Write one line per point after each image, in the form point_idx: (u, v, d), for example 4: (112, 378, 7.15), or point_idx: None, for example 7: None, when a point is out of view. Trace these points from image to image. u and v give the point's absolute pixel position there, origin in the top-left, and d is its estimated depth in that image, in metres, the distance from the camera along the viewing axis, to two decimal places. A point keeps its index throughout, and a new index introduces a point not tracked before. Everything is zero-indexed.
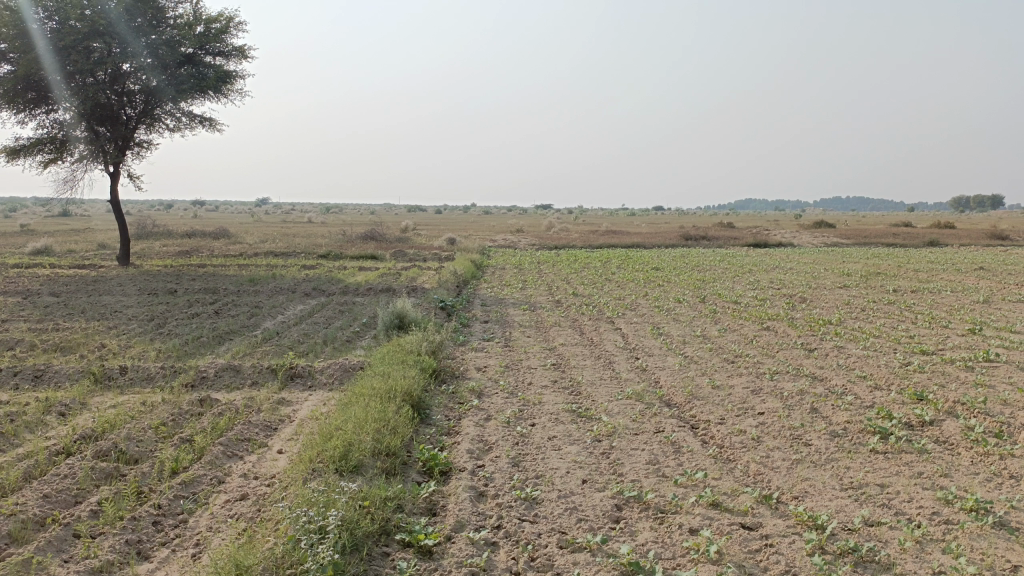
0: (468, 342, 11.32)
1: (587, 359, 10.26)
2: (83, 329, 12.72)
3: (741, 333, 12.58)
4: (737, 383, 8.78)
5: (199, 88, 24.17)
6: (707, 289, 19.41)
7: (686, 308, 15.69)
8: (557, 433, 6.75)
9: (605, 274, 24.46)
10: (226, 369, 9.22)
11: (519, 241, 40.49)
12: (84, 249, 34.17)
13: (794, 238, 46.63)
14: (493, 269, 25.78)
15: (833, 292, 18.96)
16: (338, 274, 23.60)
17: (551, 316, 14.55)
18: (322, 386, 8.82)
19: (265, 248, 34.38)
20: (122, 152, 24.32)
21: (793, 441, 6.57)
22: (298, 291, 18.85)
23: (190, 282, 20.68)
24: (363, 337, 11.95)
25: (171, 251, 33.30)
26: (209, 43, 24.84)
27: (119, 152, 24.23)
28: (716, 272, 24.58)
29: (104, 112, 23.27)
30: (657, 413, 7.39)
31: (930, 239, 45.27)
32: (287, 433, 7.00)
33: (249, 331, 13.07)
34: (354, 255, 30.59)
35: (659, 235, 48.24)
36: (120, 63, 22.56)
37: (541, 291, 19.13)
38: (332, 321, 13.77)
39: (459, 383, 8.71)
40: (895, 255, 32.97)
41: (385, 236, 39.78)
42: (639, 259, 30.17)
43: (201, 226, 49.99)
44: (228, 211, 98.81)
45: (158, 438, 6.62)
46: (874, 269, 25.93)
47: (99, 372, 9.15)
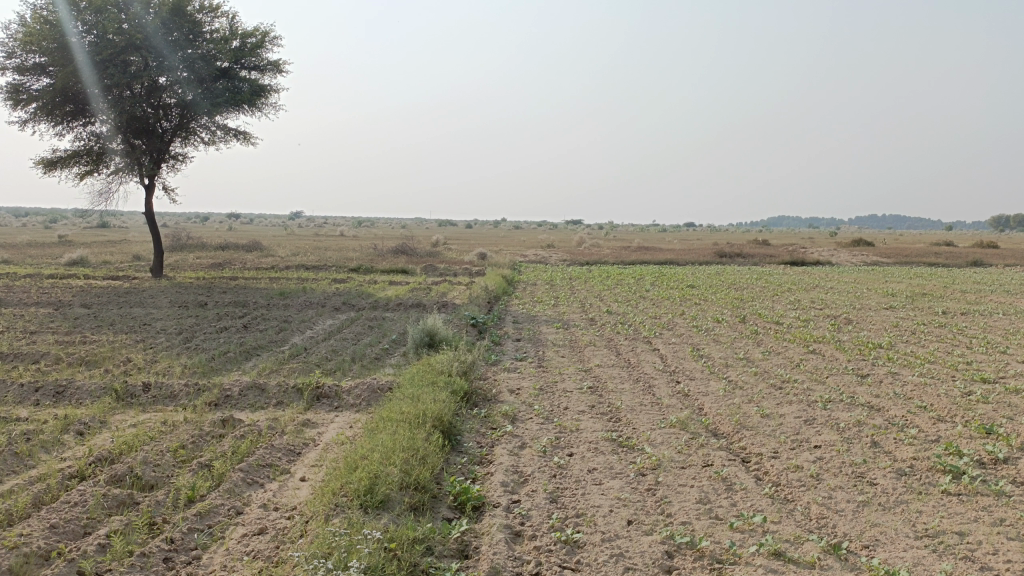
0: (500, 362, 10.90)
1: (626, 382, 9.78)
2: (109, 343, 12.52)
3: (786, 356, 12.00)
4: (788, 412, 8.25)
5: (233, 102, 24.23)
6: (746, 309, 18.79)
7: (726, 328, 15.12)
8: (598, 466, 6.29)
9: (639, 291, 23.91)
10: (251, 388, 8.90)
11: (550, 256, 40.06)
12: (118, 261, 34.43)
13: (832, 256, 45.65)
14: (525, 285, 25.39)
15: (878, 313, 18.25)
16: (369, 289, 23.38)
17: (586, 335, 14.08)
18: (349, 407, 8.46)
19: (296, 261, 34.34)
20: (156, 165, 24.39)
21: (856, 480, 6.04)
22: (327, 305, 18.60)
23: (221, 295, 20.56)
24: (392, 355, 11.58)
25: (204, 263, 33.41)
26: (244, 57, 24.94)
27: (154, 164, 24.31)
28: (754, 291, 23.90)
29: (139, 124, 23.41)
30: (705, 444, 6.89)
31: (975, 258, 43.94)
32: (311, 459, 6.62)
33: (276, 346, 12.78)
34: (385, 269, 30.39)
35: (693, 251, 47.48)
36: (156, 77, 22.67)
37: (573, 308, 18.67)
38: (361, 338, 13.43)
39: (492, 407, 8.28)
40: (939, 275, 31.93)
41: (416, 251, 39.61)
42: (673, 277, 29.57)
43: (234, 239, 50.29)
44: (261, 224, 99.75)
45: (176, 463, 6.29)
46: (919, 289, 25.06)
47: (121, 389, 8.89)
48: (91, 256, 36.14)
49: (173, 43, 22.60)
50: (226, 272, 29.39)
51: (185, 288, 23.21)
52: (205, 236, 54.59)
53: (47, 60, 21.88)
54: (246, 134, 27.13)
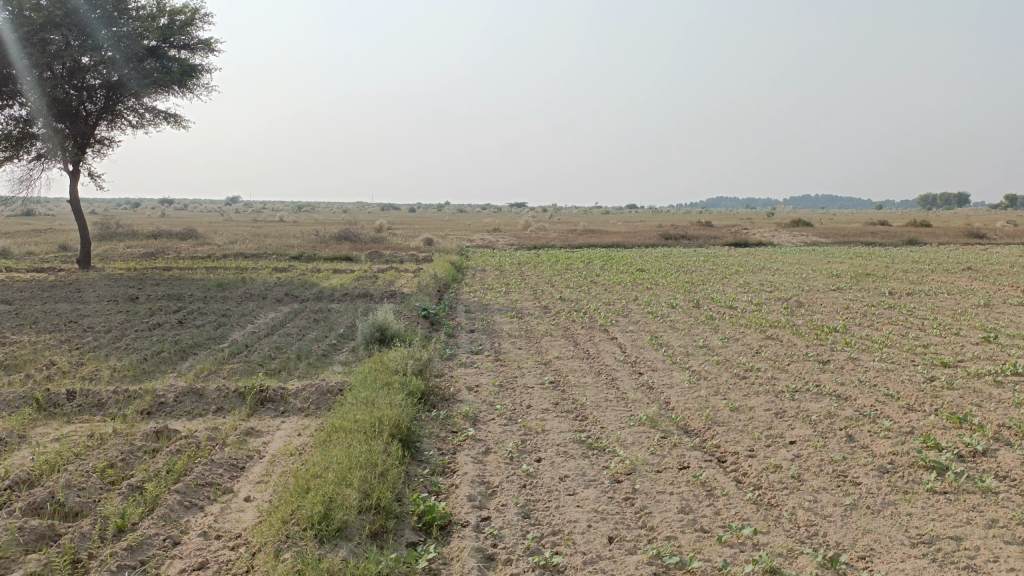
0: (456, 357, 10.41)
1: (588, 376, 9.42)
2: (30, 344, 11.58)
3: (745, 342, 11.83)
4: (757, 403, 8.01)
5: (164, 83, 22.98)
6: (698, 293, 18.68)
7: (681, 314, 14.93)
8: (570, 473, 5.90)
9: (590, 276, 23.64)
10: (187, 393, 8.23)
11: (497, 240, 39.57)
12: (44, 251, 32.66)
13: (774, 236, 46.36)
14: (474, 271, 24.89)
15: (828, 295, 18.35)
16: (312, 278, 22.58)
17: (541, 324, 13.69)
18: (296, 412, 7.88)
19: (235, 249, 33.09)
20: (82, 150, 22.99)
21: (838, 480, 5.78)
22: (268, 297, 17.77)
23: (154, 288, 19.53)
24: (340, 351, 10.97)
25: (136, 253, 31.92)
26: (173, 36, 23.66)
27: (79, 149, 22.90)
28: (703, 274, 23.88)
29: (63, 107, 22.00)
30: (678, 444, 6.56)
31: (909, 237, 45.14)
32: (256, 475, 6.06)
33: (215, 344, 12.03)
34: (328, 256, 29.48)
35: (639, 234, 47.59)
36: (79, 57, 21.28)
37: (525, 295, 18.27)
38: (306, 332, 12.76)
39: (451, 408, 7.81)
40: (878, 255, 32.59)
41: (360, 237, 38.65)
42: (622, 260, 29.46)
43: (167, 227, 48.39)
44: (197, 210, 96.64)
45: (103, 485, 5.65)
46: (863, 269, 25.43)
47: (42, 398, 8.11)
48: (12, 246, 34.16)
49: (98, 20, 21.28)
50: (160, 262, 28.10)
51: (116, 280, 22.04)
52: (138, 223, 52.46)
53: None
54: (178, 117, 25.90)
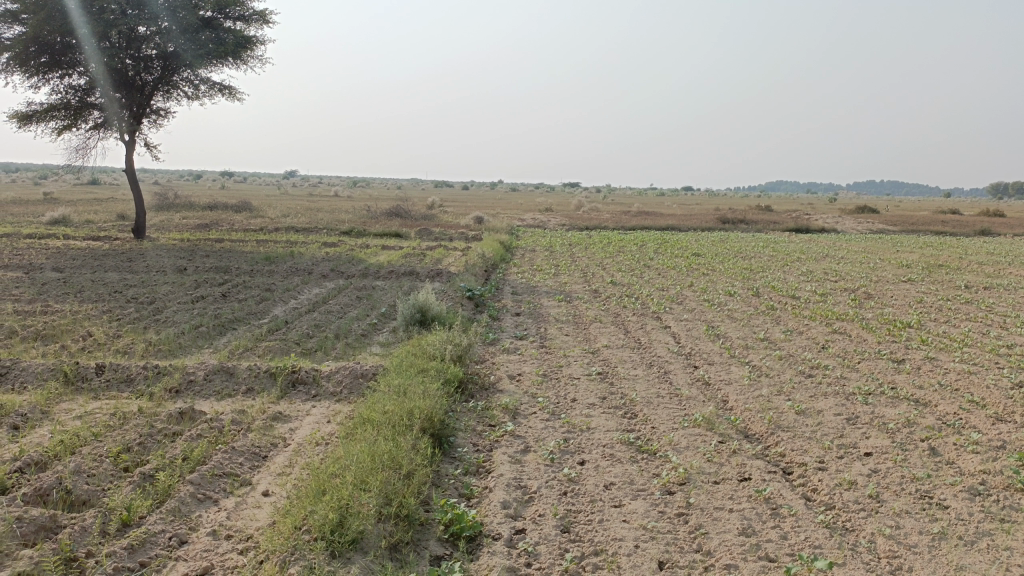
0: (499, 342, 9.89)
1: (639, 367, 8.79)
2: (71, 314, 11.46)
3: (810, 336, 11.03)
4: (825, 407, 7.29)
5: (219, 54, 22.88)
6: (757, 280, 17.78)
7: (740, 303, 14.12)
8: (616, 480, 5.33)
9: (643, 259, 22.86)
10: (217, 372, 7.88)
11: (549, 220, 38.88)
12: (103, 220, 33.21)
13: (837, 223, 44.66)
14: (523, 251, 24.30)
15: (898, 286, 17.28)
16: (361, 254, 22.32)
17: (590, 309, 13.07)
18: (328, 397, 7.45)
19: (287, 222, 33.12)
20: (137, 120, 23.10)
21: (923, 503, 5.08)
22: (314, 272, 17.51)
23: (203, 260, 19.49)
24: (380, 332, 10.54)
25: (191, 224, 32.20)
26: (228, 6, 23.51)
27: (135, 119, 23.01)
28: (762, 261, 22.87)
29: (120, 77, 22.08)
30: (739, 451, 5.92)
31: (983, 227, 42.96)
32: (278, 466, 5.64)
33: (255, 319, 11.74)
34: (378, 232, 29.28)
35: (694, 217, 46.35)
36: (136, 27, 21.28)
37: (574, 278, 17.63)
38: (347, 310, 12.38)
39: (490, 398, 7.30)
40: (949, 245, 30.93)
41: (411, 213, 38.42)
42: (677, 244, 28.53)
43: (223, 199, 48.90)
44: (255, 184, 98.08)
45: (116, 472, 5.30)
46: (934, 260, 24.04)
47: (72, 372, 7.86)
48: (73, 214, 34.83)
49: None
50: (213, 234, 28.25)
51: (167, 251, 22.14)
52: (195, 195, 53.24)
53: (20, 8, 20.50)
54: (232, 89, 25.88)
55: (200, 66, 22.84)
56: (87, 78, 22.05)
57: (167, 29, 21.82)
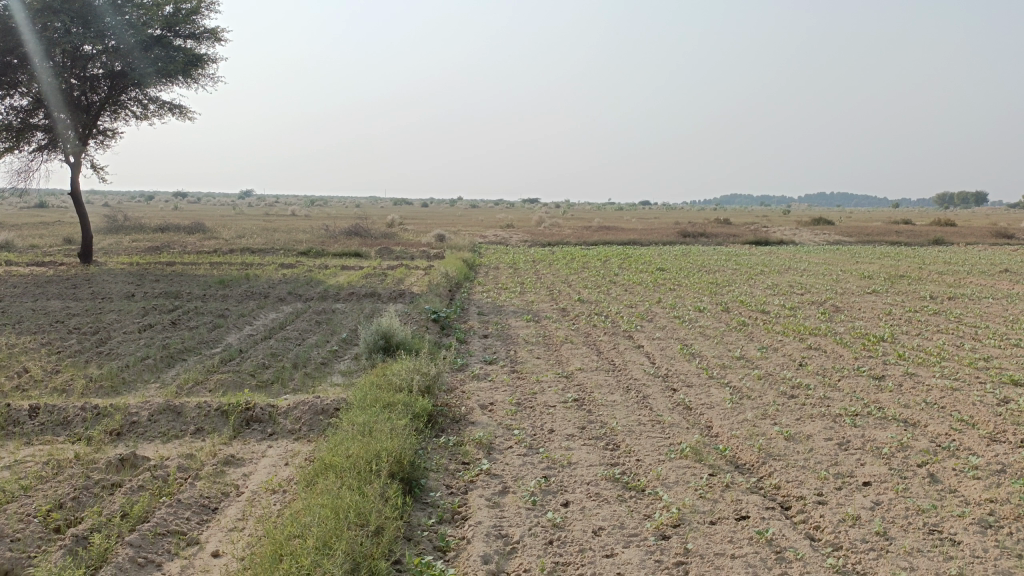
0: (468, 368, 9.40)
1: (616, 392, 8.38)
2: (6, 348, 10.66)
3: (786, 353, 10.77)
4: (814, 432, 6.96)
5: (169, 72, 22.13)
6: (725, 295, 17.59)
7: (711, 319, 13.85)
8: (606, 523, 4.89)
9: (608, 275, 22.60)
10: (164, 411, 7.26)
11: (511, 237, 38.50)
12: (47, 244, 31.92)
13: (796, 235, 45.12)
14: (486, 269, 23.86)
15: (864, 298, 17.24)
16: (319, 275, 21.67)
17: (560, 330, 12.67)
18: (286, 436, 6.89)
19: (241, 243, 32.17)
20: (84, 141, 22.17)
21: (933, 539, 4.75)
22: (270, 296, 16.81)
23: (153, 285, 18.65)
24: (340, 360, 9.98)
25: (141, 247, 31.10)
26: (178, 24, 22.77)
27: (81, 140, 22.09)
28: (727, 274, 22.77)
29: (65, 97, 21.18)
30: (732, 486, 5.53)
31: (936, 237, 43.76)
32: (230, 519, 5.08)
33: (207, 349, 11.08)
34: (336, 252, 28.59)
35: (655, 231, 46.40)
36: (82, 44, 20.44)
37: (540, 296, 17.23)
38: (306, 337, 11.77)
39: (462, 432, 6.82)
40: (906, 255, 31.35)
41: (371, 232, 37.71)
42: (640, 259, 28.39)
43: (174, 220, 47.56)
44: (210, 204, 96.21)
45: (44, 535, 4.68)
46: (894, 270, 24.23)
47: (0, 415, 7.17)
48: (15, 238, 33.39)
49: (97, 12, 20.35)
50: (164, 257, 27.30)
51: (115, 276, 21.22)
52: (145, 216, 51.76)
53: None
54: (183, 108, 25.10)
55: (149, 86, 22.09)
56: (30, 98, 21.07)
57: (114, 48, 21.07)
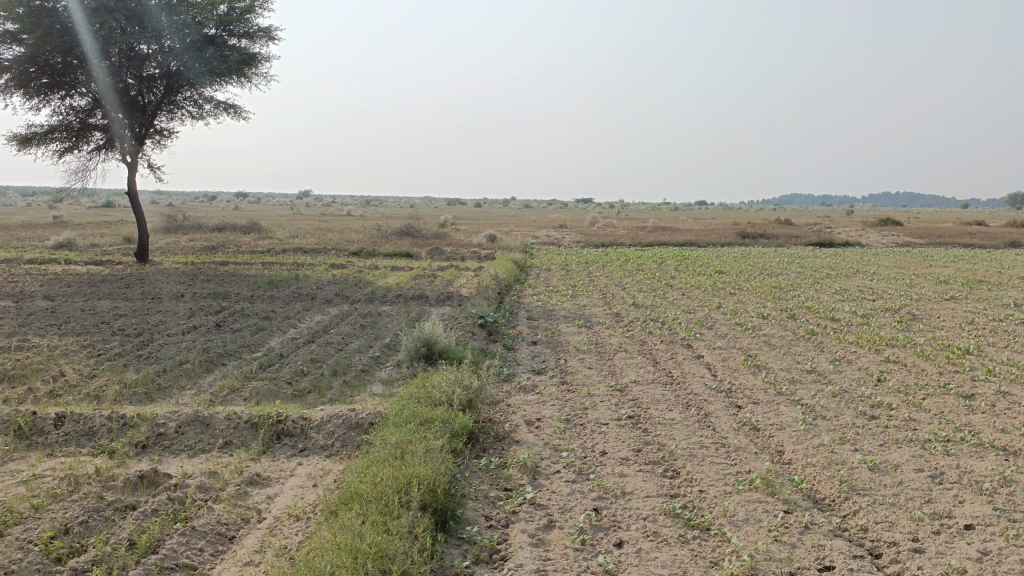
0: (515, 379, 8.83)
1: (675, 408, 7.70)
2: (48, 350, 10.51)
3: (862, 367, 9.90)
4: (901, 462, 6.17)
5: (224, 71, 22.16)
6: (789, 300, 16.65)
7: (775, 327, 13.01)
8: (666, 570, 4.26)
9: (664, 278, 21.79)
10: (191, 423, 6.87)
11: (563, 237, 37.86)
12: (108, 244, 32.51)
13: (861, 236, 43.33)
14: (538, 271, 23.29)
15: (942, 305, 16.11)
16: (368, 276, 21.41)
17: (614, 337, 12.01)
18: (316, 452, 6.41)
19: (294, 243, 32.28)
20: (141, 141, 22.33)
21: None
22: (317, 297, 16.54)
23: (203, 285, 18.59)
24: (382, 368, 9.50)
25: (198, 246, 31.45)
26: (232, 23, 22.81)
27: (138, 140, 22.25)
28: (790, 278, 21.73)
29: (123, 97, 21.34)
30: (811, 528, 4.83)
31: (1014, 239, 41.52)
32: (247, 550, 4.61)
33: (248, 353, 10.75)
34: (387, 252, 28.39)
35: (712, 232, 45.07)
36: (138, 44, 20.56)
37: (593, 300, 16.57)
38: (349, 341, 11.35)
39: (507, 452, 6.23)
40: (982, 258, 29.64)
41: (423, 232, 37.51)
42: (697, 261, 27.45)
43: (231, 219, 48.27)
44: (268, 204, 98.00)
45: (42, 567, 4.27)
46: (971, 275, 22.82)
47: (26, 424, 6.88)
48: (78, 237, 34.16)
49: (154, 11, 20.45)
50: (218, 256, 27.48)
51: (168, 275, 21.32)
52: (204, 216, 52.78)
53: (20, 27, 19.68)
54: (237, 107, 25.19)
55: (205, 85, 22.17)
56: (89, 98, 21.28)
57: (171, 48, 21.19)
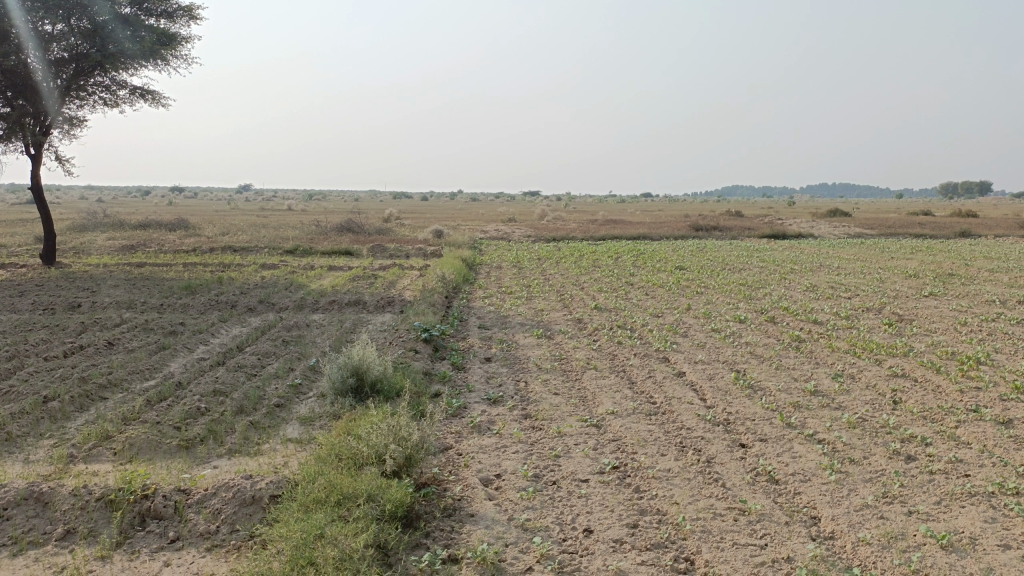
0: (466, 415, 7.15)
1: (669, 452, 6.12)
2: None
3: (871, 386, 8.49)
4: (978, 533, 4.69)
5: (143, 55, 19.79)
6: (762, 300, 15.34)
7: (757, 334, 11.57)
8: None
9: (623, 275, 20.40)
10: (23, 503, 5.01)
11: (513, 231, 36.30)
12: (16, 244, 29.63)
13: (814, 227, 42.84)
14: (488, 269, 21.64)
15: (923, 303, 15.02)
16: (301, 277, 19.47)
17: (578, 349, 10.42)
18: (194, 545, 4.64)
19: (224, 241, 29.97)
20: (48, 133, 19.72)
21: None
22: (239, 304, 14.59)
23: (110, 291, 16.41)
24: (302, 402, 7.71)
25: (117, 246, 28.88)
26: (148, 2, 20.39)
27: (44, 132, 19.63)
28: (756, 273, 20.56)
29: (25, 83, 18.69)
30: None
31: (962, 229, 41.34)
32: None
33: (137, 382, 8.81)
34: (325, 250, 26.38)
35: (665, 224, 44.12)
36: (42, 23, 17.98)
37: (550, 303, 14.96)
38: (265, 363, 9.51)
39: (458, 540, 4.54)
40: (939, 249, 29.12)
41: (364, 228, 35.44)
42: (654, 255, 26.19)
43: (158, 216, 45.36)
44: (204, 199, 94.33)
45: None
46: (938, 268, 22.00)
47: None
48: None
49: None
50: (137, 256, 25.10)
51: (72, 280, 18.98)
52: (131, 212, 49.65)
53: None
54: (156, 93, 22.86)
55: (120, 68, 19.78)
56: None
57: (80, 28, 18.78)
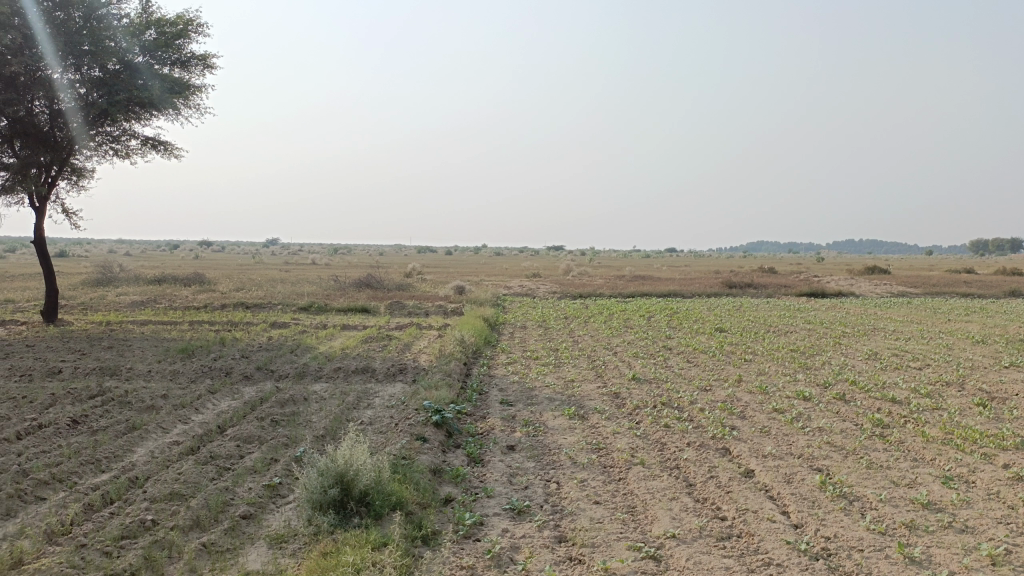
0: (483, 537, 5.50)
1: None
2: None
3: (994, 495, 6.68)
4: None
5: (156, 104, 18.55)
6: (821, 370, 13.52)
7: (829, 417, 9.77)
8: None
9: (659, 338, 18.74)
10: None
11: (538, 287, 34.86)
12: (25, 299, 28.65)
13: (852, 284, 41.08)
14: (512, 330, 20.08)
15: (1009, 376, 13.13)
16: (310, 338, 18.04)
17: (619, 436, 8.71)
18: None
19: (237, 297, 28.78)
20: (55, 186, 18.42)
21: None
22: (235, 371, 13.11)
23: (99, 354, 15.03)
24: (276, 512, 6.12)
25: (127, 301, 27.79)
26: (161, 50, 19.08)
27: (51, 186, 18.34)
28: (805, 337, 18.79)
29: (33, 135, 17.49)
30: None
31: (1011, 288, 39.24)
32: None
33: (86, 476, 7.27)
34: (340, 308, 25.02)
35: (695, 281, 42.54)
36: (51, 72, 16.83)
37: (582, 371, 13.30)
38: (245, 452, 7.95)
39: None
40: (995, 310, 27.15)
41: (384, 283, 34.12)
42: (689, 315, 24.51)
43: (175, 270, 44.51)
44: (229, 252, 94.58)
45: None
46: (1005, 332, 20.06)
47: None
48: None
49: (71, 33, 16.78)
50: (144, 313, 23.88)
51: (66, 340, 17.65)
52: (151, 266, 49.29)
53: None
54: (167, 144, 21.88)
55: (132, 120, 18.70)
56: None
57: (91, 77, 17.63)
